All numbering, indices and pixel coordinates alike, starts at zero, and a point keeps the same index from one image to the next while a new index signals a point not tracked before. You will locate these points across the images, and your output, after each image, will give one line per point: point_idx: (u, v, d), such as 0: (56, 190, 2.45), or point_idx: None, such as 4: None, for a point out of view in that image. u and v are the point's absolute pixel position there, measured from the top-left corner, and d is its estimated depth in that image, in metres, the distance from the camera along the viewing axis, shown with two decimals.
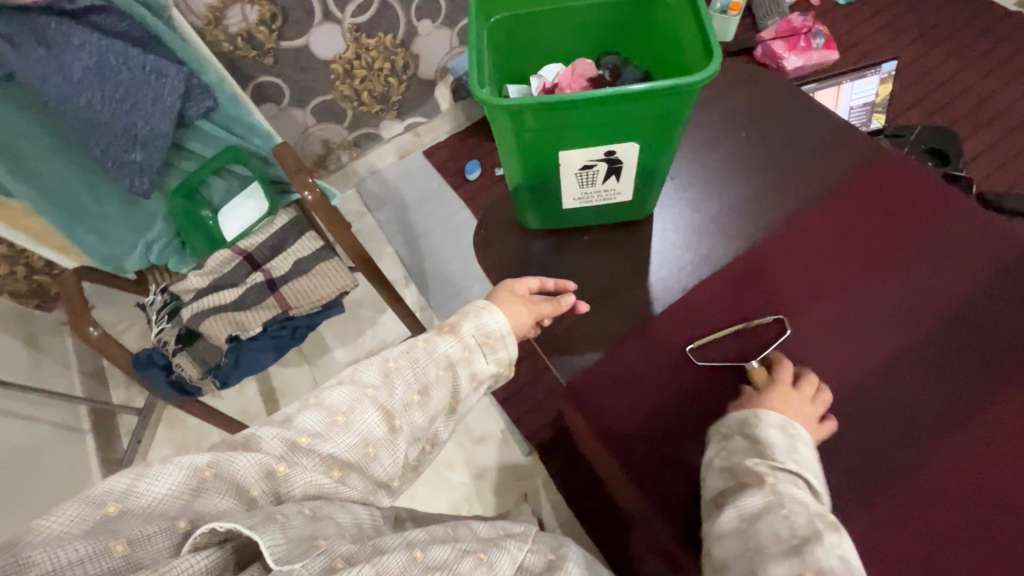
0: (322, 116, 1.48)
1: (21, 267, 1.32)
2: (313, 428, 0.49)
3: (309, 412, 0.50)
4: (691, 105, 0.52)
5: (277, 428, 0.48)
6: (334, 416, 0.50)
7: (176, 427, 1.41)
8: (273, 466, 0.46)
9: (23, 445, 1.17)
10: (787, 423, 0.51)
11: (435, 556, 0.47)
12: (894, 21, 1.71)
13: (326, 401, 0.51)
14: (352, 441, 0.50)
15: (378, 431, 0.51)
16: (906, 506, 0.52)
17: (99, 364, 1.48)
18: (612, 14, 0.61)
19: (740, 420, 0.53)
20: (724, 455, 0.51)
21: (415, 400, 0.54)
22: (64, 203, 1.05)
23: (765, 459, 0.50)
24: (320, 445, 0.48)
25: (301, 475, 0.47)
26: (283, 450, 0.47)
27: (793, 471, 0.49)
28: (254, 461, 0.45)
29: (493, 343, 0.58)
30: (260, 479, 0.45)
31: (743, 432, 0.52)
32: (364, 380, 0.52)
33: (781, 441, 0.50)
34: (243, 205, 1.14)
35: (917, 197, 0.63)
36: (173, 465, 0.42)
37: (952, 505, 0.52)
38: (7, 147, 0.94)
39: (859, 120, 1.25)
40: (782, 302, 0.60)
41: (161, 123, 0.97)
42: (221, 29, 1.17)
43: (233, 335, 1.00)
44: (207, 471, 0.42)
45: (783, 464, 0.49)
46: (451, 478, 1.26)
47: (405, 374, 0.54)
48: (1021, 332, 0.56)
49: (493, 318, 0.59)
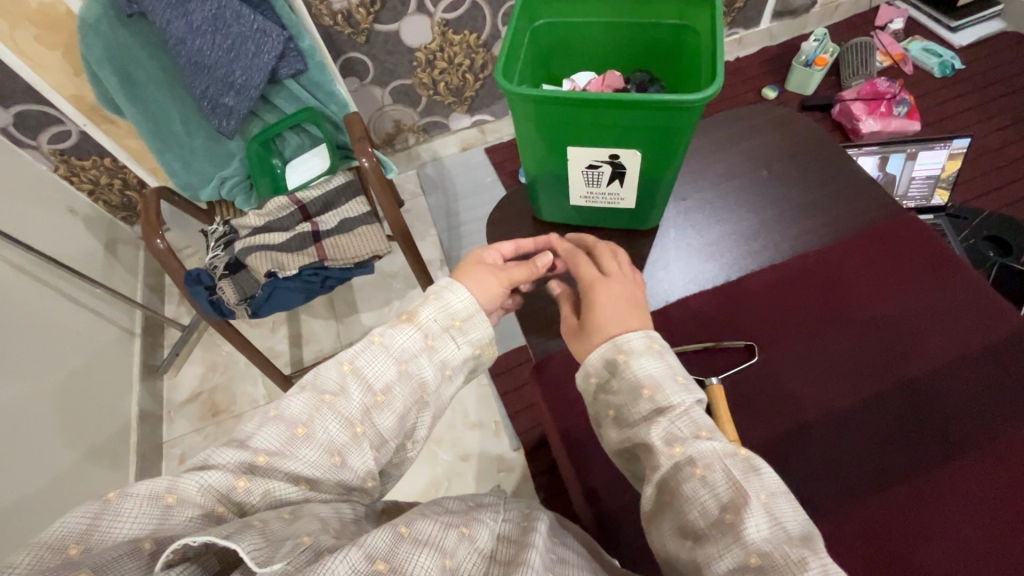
0: (398, 97, 1.59)
1: (119, 181, 1.50)
2: (272, 445, 0.48)
3: (267, 427, 0.49)
4: (697, 122, 0.57)
5: (232, 448, 0.47)
6: (294, 429, 0.49)
7: (212, 350, 1.55)
8: (233, 484, 0.45)
9: (83, 338, 1.32)
10: (647, 338, 0.55)
11: (420, 531, 0.45)
12: (989, 103, 1.64)
13: (285, 412, 0.50)
14: (316, 453, 0.48)
15: (343, 437, 0.50)
16: (874, 532, 0.53)
17: (159, 280, 1.65)
18: (647, 35, 0.68)
19: (604, 364, 0.55)
20: (615, 424, 0.54)
21: (379, 400, 0.53)
22: (162, 130, 1.20)
23: (651, 406, 0.52)
24: (281, 461, 0.47)
25: (264, 487, 0.46)
26: (240, 468, 0.46)
27: (683, 401, 0.51)
28: (211, 482, 0.44)
29: (460, 325, 0.59)
30: (224, 498, 0.44)
31: (618, 380, 0.54)
32: (323, 386, 0.52)
33: (653, 369, 0.53)
34: (310, 161, 1.26)
35: (908, 254, 0.68)
36: (132, 498, 0.41)
37: (927, 535, 0.52)
38: (125, 73, 1.09)
39: (919, 193, 1.22)
40: (761, 331, 0.65)
41: (255, 76, 1.09)
42: (325, 5, 1.29)
43: (271, 272, 1.09)
44: (169, 497, 0.42)
45: (670, 403, 0.51)
46: (438, 455, 1.32)
47: (363, 374, 0.53)
48: (998, 380, 0.59)
49: (456, 296, 0.60)
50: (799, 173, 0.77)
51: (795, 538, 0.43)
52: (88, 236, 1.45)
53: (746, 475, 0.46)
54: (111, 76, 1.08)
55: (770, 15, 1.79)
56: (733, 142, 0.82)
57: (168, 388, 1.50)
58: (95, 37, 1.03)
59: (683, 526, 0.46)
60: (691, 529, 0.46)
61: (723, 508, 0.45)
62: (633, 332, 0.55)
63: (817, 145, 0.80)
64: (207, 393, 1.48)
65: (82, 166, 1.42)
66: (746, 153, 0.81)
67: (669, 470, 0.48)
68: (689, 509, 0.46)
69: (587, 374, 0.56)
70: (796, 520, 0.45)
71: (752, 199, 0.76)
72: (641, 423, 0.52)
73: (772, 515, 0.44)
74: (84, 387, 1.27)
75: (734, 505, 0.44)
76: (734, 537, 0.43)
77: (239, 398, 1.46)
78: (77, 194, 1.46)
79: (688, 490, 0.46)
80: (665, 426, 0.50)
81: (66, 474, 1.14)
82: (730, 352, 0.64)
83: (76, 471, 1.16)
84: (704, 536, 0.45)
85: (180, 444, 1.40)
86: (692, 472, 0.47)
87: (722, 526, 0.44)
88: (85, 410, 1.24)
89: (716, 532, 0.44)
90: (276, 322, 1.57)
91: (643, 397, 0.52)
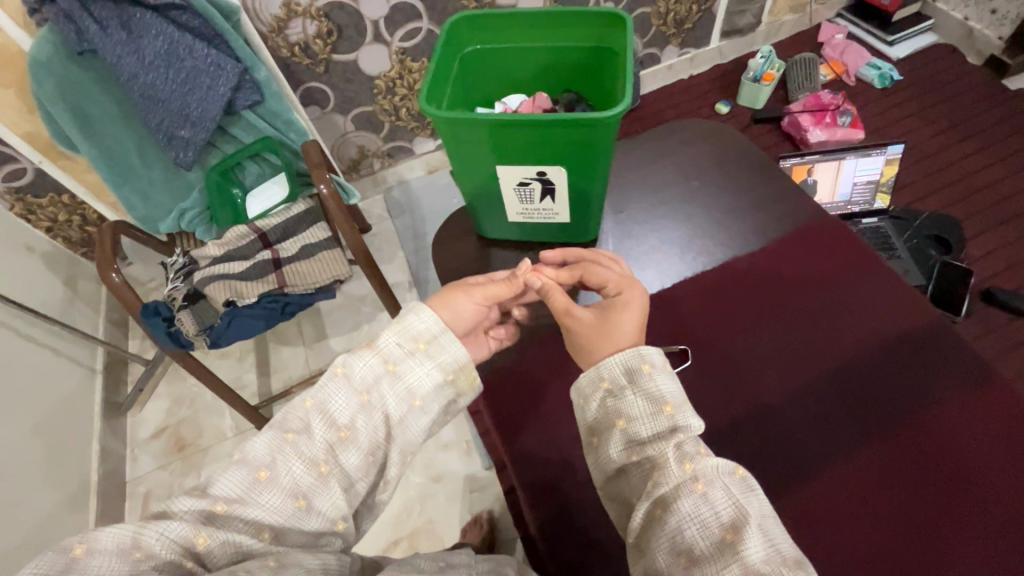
0: (361, 124, 1.61)
1: (77, 217, 1.49)
2: (231, 493, 0.49)
3: (228, 472, 0.49)
4: (616, 136, 0.59)
5: (192, 496, 0.48)
6: (256, 473, 0.50)
7: (177, 383, 1.53)
8: (193, 540, 0.46)
9: (42, 379, 1.28)
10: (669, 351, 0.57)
11: None
12: (926, 110, 1.73)
13: (247, 456, 0.50)
14: (279, 498, 0.49)
15: (308, 479, 0.51)
16: (832, 513, 0.55)
17: (123, 315, 1.63)
18: (574, 57, 0.71)
19: (624, 371, 0.55)
20: (624, 436, 0.53)
21: (343, 436, 0.53)
22: (116, 164, 1.20)
23: (666, 424, 0.52)
24: (241, 509, 0.48)
25: (222, 537, 0.46)
26: (200, 518, 0.47)
27: (694, 429, 0.53)
28: (172, 535, 0.45)
29: (426, 348, 0.58)
30: (187, 551, 0.46)
31: (635, 389, 0.54)
32: (287, 425, 0.53)
33: (671, 387, 0.54)
34: (268, 190, 1.27)
35: (832, 249, 0.72)
36: (102, 555, 0.43)
37: (880, 508, 0.55)
38: (78, 108, 1.09)
39: (861, 197, 1.27)
40: (705, 331, 0.68)
41: (211, 108, 1.10)
42: (282, 37, 1.32)
43: (229, 301, 1.09)
44: (137, 552, 0.44)
45: (686, 425, 0.52)
46: (410, 478, 1.30)
47: (325, 409, 0.54)
48: (925, 356, 0.63)
49: (418, 319, 0.59)
50: (730, 181, 0.81)
51: (790, 560, 0.44)
52: (46, 273, 1.43)
53: (745, 495, 0.48)
54: (64, 112, 1.08)
55: (717, 34, 1.87)
56: (673, 154, 0.85)
57: (132, 426, 1.46)
58: (46, 75, 1.03)
59: (678, 545, 0.47)
60: (686, 550, 0.46)
61: (724, 528, 0.46)
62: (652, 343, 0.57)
63: (753, 155, 0.83)
64: (173, 428, 1.45)
65: (39, 203, 1.40)
66: (681, 165, 0.84)
67: (673, 486, 0.48)
68: (686, 526, 0.47)
69: (598, 378, 0.56)
70: (790, 542, 0.46)
71: (689, 209, 0.79)
72: (651, 440, 0.52)
73: (766, 536, 0.45)
74: (44, 429, 1.23)
75: (735, 525, 0.45)
76: (733, 558, 0.44)
77: (207, 431, 1.43)
78: (34, 232, 1.44)
79: (688, 506, 0.47)
80: (676, 446, 0.51)
81: (30, 521, 1.10)
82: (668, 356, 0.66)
83: (39, 520, 1.13)
84: (702, 558, 0.45)
85: (145, 481, 1.37)
86: (694, 487, 0.48)
87: (722, 546, 0.45)
88: (48, 454, 1.21)
89: (716, 552, 0.45)
90: (244, 351, 1.56)
91: (663, 412, 0.52)
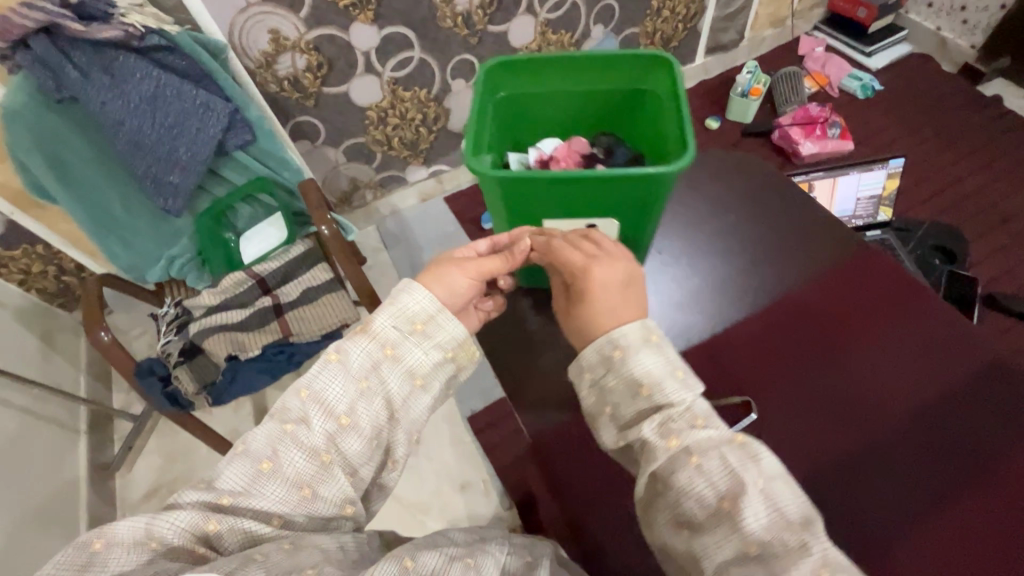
0: (352, 155, 1.56)
1: (53, 267, 1.40)
2: (237, 485, 0.49)
3: (232, 464, 0.49)
4: (669, 187, 0.58)
5: (199, 489, 0.48)
6: (258, 465, 0.49)
7: (167, 437, 1.43)
8: (204, 526, 0.46)
9: (21, 445, 1.18)
10: (649, 332, 0.52)
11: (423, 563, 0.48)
12: (908, 119, 1.77)
13: (251, 447, 0.50)
14: (283, 488, 0.49)
15: (310, 469, 0.50)
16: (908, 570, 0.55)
17: (104, 366, 1.53)
18: (607, 96, 0.70)
19: (598, 359, 0.53)
20: (612, 423, 0.52)
21: (343, 424, 0.52)
22: (98, 214, 1.12)
23: (649, 404, 0.50)
24: (246, 500, 0.48)
25: (232, 524, 0.47)
26: (208, 507, 0.48)
27: (684, 399, 0.50)
28: (183, 523, 0.46)
29: (422, 329, 0.56)
30: (199, 538, 0.46)
31: (611, 374, 0.52)
32: (285, 415, 0.52)
33: (651, 363, 0.51)
34: (266, 232, 1.22)
35: (886, 288, 0.70)
36: (119, 548, 0.44)
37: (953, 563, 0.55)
38: (56, 157, 1.02)
39: (866, 212, 1.27)
40: (764, 377, 0.65)
41: (201, 151, 1.04)
42: (271, 72, 1.27)
43: (232, 354, 1.04)
44: (153, 542, 0.44)
45: (670, 401, 0.50)
46: (425, 523, 1.25)
47: (322, 398, 0.52)
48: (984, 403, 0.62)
49: (412, 297, 0.56)
50: (761, 213, 0.79)
51: (795, 522, 0.44)
52: (20, 331, 1.33)
53: (743, 462, 0.46)
54: (39, 162, 1.00)
55: (703, 50, 1.88)
56: (697, 187, 0.83)
57: (121, 486, 1.37)
58: (21, 125, 0.96)
59: (678, 517, 0.47)
60: (686, 519, 0.47)
61: (720, 497, 0.45)
62: (628, 325, 0.53)
63: (780, 185, 0.82)
64: (167, 486, 1.36)
65: (12, 255, 1.31)
66: (709, 198, 0.82)
67: (665, 461, 0.47)
68: (684, 499, 0.46)
69: (580, 369, 0.54)
70: (797, 503, 0.45)
71: (724, 245, 0.77)
72: (636, 421, 0.51)
73: (768, 499, 0.45)
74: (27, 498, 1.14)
75: (732, 494, 0.45)
76: (732, 528, 0.44)
77: None
78: (6, 286, 1.34)
79: (684, 480, 0.46)
80: (661, 423, 0.49)
81: None
82: (729, 408, 0.63)
83: None
84: (701, 526, 0.46)
85: None
86: (689, 461, 0.47)
87: (719, 514, 0.45)
88: (32, 526, 1.12)
89: (715, 521, 0.45)
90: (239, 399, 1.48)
91: (641, 394, 0.50)
